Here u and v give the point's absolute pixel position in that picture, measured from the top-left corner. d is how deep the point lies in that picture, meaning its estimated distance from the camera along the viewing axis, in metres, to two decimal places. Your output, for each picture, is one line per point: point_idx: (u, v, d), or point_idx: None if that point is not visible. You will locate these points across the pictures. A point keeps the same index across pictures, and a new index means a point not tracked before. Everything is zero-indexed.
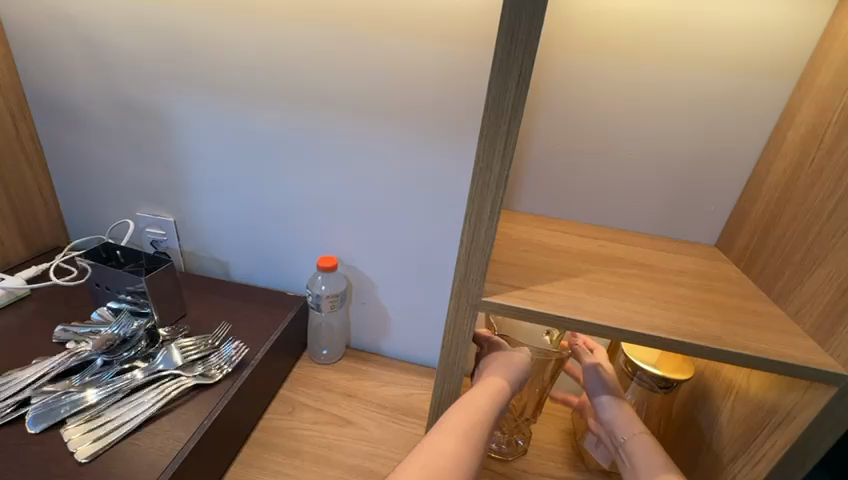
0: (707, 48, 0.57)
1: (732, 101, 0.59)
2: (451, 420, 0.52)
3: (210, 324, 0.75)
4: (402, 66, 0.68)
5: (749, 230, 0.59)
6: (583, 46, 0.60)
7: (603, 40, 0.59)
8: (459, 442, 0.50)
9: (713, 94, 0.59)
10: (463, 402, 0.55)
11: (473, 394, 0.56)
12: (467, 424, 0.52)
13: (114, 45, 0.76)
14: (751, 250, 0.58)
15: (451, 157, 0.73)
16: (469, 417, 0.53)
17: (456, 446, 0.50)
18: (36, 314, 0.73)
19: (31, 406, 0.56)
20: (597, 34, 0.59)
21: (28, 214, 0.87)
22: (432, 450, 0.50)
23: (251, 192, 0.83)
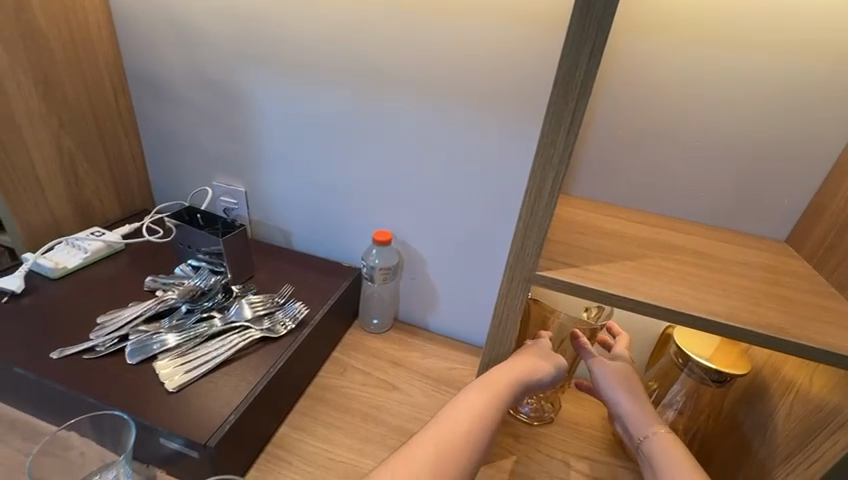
0: (794, 29, 0.54)
1: (817, 87, 0.56)
2: (470, 399, 0.54)
3: (275, 285, 0.82)
4: (465, 45, 0.70)
5: (826, 223, 0.56)
6: (657, 28, 0.58)
7: (679, 20, 0.57)
8: (475, 427, 0.52)
9: (795, 80, 0.56)
10: (485, 382, 0.56)
11: (496, 375, 0.56)
12: (485, 399, 0.54)
13: (202, 27, 0.83)
14: (827, 245, 0.55)
15: (509, 140, 0.74)
16: (487, 394, 0.54)
17: (472, 430, 0.52)
18: (129, 266, 0.83)
19: (128, 342, 0.65)
20: (674, 14, 0.57)
21: (123, 179, 0.98)
22: (450, 427, 0.52)
23: (314, 167, 0.89)
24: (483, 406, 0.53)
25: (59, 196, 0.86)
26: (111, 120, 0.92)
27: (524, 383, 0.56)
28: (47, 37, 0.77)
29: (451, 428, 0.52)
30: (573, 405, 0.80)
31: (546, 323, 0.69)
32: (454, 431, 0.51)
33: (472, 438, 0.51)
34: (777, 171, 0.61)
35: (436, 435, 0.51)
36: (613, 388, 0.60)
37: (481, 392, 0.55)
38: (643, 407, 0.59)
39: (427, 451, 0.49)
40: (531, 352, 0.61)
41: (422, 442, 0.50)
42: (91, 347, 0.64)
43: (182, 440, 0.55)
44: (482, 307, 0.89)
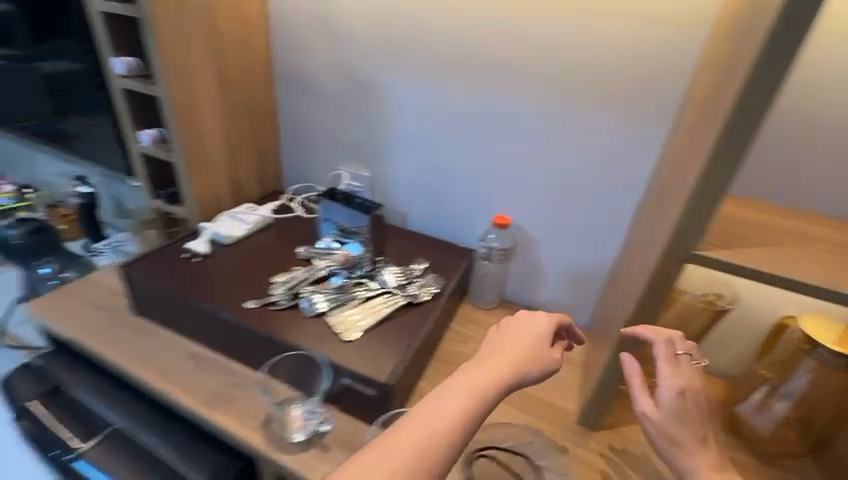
0: None
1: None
2: (460, 396, 0.46)
3: (406, 260, 0.93)
4: (603, 44, 0.75)
5: None
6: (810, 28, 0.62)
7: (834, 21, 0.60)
8: (467, 415, 0.45)
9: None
10: (483, 381, 0.48)
11: (487, 373, 0.50)
12: (466, 397, 0.46)
13: (351, 29, 0.94)
14: None
15: (637, 134, 0.79)
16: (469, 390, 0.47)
17: (462, 419, 0.45)
18: (280, 238, 0.96)
19: (302, 299, 0.77)
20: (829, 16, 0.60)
21: (264, 163, 1.12)
22: (438, 413, 0.45)
23: (438, 155, 0.98)
24: (471, 393, 0.47)
25: (221, 176, 1.01)
26: (260, 111, 1.06)
27: (513, 374, 0.52)
28: (226, 39, 0.91)
29: (434, 413, 0.44)
30: None
31: (677, 303, 0.74)
32: (429, 419, 0.44)
33: (459, 427, 0.44)
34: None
35: (415, 421, 0.44)
36: (657, 431, 0.54)
37: (470, 380, 0.49)
38: (687, 448, 0.53)
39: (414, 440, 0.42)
40: (514, 340, 0.56)
41: (411, 424, 0.44)
42: (274, 301, 0.77)
43: (362, 379, 0.66)
44: (589, 291, 0.95)
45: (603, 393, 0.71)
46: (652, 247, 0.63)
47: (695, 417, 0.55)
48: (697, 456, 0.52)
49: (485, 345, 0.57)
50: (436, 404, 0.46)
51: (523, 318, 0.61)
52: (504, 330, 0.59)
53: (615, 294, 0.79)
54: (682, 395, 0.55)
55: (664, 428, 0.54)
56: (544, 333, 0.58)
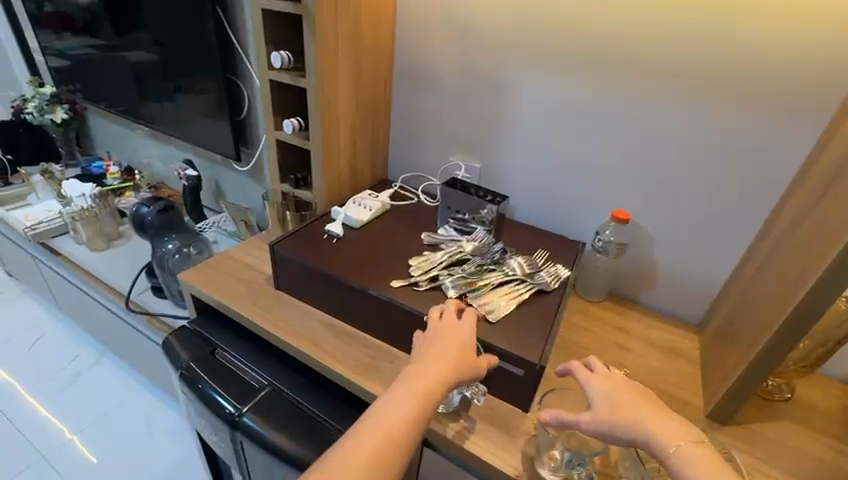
0: None
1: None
2: (385, 406, 0.55)
3: (525, 249, 0.96)
4: (757, 39, 0.74)
5: None
6: None
7: None
8: (410, 419, 0.54)
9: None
10: (401, 389, 0.57)
11: (412, 377, 0.59)
12: (381, 406, 0.55)
13: (479, 25, 0.97)
14: None
15: (783, 134, 0.77)
16: (404, 395, 0.56)
17: (412, 422, 0.54)
18: (402, 223, 1.01)
19: (440, 282, 0.82)
20: None
21: (377, 152, 1.18)
22: (385, 419, 0.53)
23: (555, 149, 1.00)
24: (419, 399, 0.56)
25: (344, 164, 1.07)
26: (379, 103, 1.12)
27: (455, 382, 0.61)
28: (362, 34, 0.96)
29: (396, 417, 0.54)
30: (806, 389, 0.85)
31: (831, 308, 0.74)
32: (389, 418, 0.53)
33: (411, 430, 0.54)
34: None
35: (390, 423, 0.53)
36: (592, 403, 0.58)
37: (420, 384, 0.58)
38: (640, 421, 0.54)
39: (373, 436, 0.51)
40: (442, 340, 0.65)
41: (370, 425, 0.53)
42: (415, 282, 0.82)
43: (514, 360, 0.70)
44: (706, 288, 0.95)
45: (743, 387, 0.72)
46: (814, 245, 0.64)
47: (639, 395, 0.57)
48: (656, 426, 0.53)
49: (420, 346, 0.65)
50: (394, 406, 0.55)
51: (449, 321, 0.69)
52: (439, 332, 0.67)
53: (749, 292, 0.79)
54: (612, 385, 0.59)
55: (596, 421, 0.56)
56: (463, 336, 0.66)
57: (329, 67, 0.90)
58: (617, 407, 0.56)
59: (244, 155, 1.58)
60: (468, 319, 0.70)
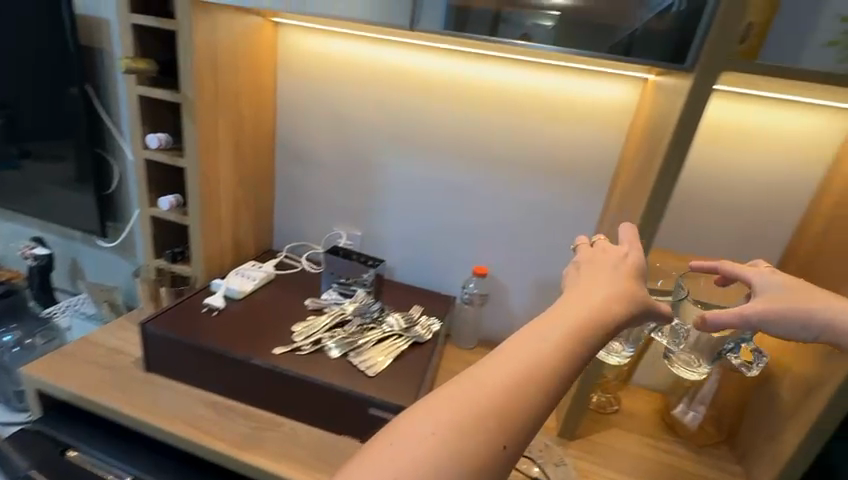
0: (768, 143, 0.89)
1: (791, 172, 0.90)
2: (525, 334, 0.48)
3: (403, 307, 1.07)
4: (553, 138, 1.02)
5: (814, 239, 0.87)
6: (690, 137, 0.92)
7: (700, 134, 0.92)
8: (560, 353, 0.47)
9: (780, 169, 0.90)
10: (555, 314, 0.51)
11: (566, 305, 0.52)
12: (534, 333, 0.48)
13: (353, 116, 1.14)
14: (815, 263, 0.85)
15: (580, 203, 1.05)
16: (560, 321, 0.49)
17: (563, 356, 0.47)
18: (286, 292, 1.05)
19: (323, 344, 0.88)
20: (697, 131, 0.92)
21: (260, 223, 1.21)
22: (532, 348, 0.47)
23: (425, 216, 1.16)
24: (575, 330, 0.49)
25: (226, 236, 1.09)
26: (262, 179, 1.18)
27: (603, 320, 0.51)
28: (243, 118, 1.05)
29: (527, 354, 0.46)
30: (629, 400, 1.06)
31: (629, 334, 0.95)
32: (515, 362, 0.45)
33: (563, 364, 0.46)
34: (775, 216, 0.92)
35: (519, 362, 0.45)
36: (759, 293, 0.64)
37: (562, 319, 0.50)
38: (820, 303, 0.63)
39: (497, 375, 0.44)
40: (599, 267, 0.58)
41: (492, 366, 0.45)
42: (297, 346, 0.86)
43: (390, 408, 0.77)
44: None
45: (577, 405, 0.89)
46: None
47: (779, 284, 0.65)
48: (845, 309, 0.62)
49: (574, 269, 0.60)
50: (524, 349, 0.47)
51: (598, 252, 0.62)
52: (593, 267, 0.58)
53: None
54: (774, 273, 0.66)
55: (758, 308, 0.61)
56: (624, 272, 0.58)
57: (209, 147, 0.96)
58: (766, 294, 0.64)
59: (111, 228, 1.47)
60: (627, 234, 0.64)
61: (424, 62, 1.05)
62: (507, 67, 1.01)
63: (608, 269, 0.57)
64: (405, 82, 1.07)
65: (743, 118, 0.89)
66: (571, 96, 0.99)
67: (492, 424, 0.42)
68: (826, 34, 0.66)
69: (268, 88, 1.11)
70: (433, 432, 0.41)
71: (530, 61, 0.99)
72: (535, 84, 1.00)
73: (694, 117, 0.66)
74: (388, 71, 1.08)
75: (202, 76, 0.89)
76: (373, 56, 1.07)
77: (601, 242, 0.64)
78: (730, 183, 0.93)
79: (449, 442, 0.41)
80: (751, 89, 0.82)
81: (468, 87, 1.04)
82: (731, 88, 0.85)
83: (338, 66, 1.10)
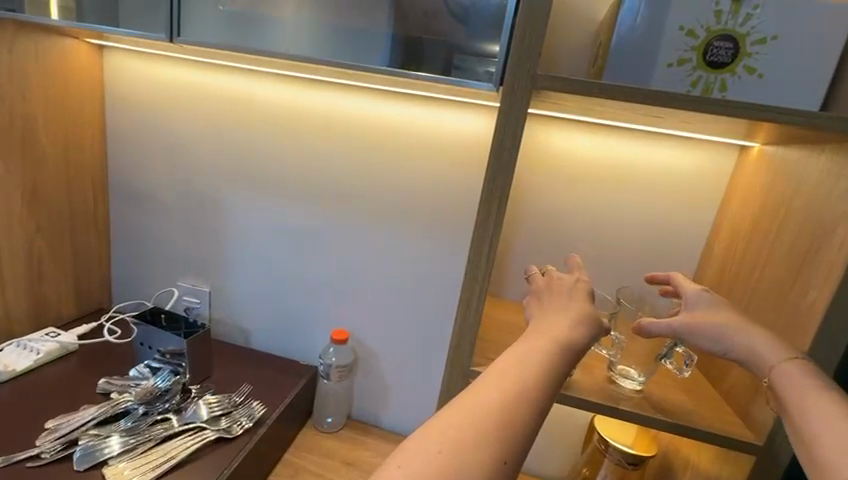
0: (656, 179, 0.74)
1: (679, 217, 0.74)
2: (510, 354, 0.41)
3: (232, 385, 0.85)
4: (412, 177, 0.84)
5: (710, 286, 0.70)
6: (566, 176, 0.76)
7: (576, 172, 0.76)
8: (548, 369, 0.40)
9: (666, 213, 0.75)
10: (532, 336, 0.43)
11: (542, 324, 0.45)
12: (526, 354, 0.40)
13: (186, 148, 0.93)
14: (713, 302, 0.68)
15: (452, 255, 0.86)
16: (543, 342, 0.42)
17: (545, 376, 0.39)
18: (79, 368, 0.83)
19: (77, 447, 0.66)
20: (573, 169, 0.76)
21: (84, 277, 1.00)
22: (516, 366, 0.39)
23: (277, 268, 0.95)
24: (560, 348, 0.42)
25: (18, 297, 0.88)
26: (83, 224, 0.97)
27: (580, 339, 0.44)
28: (41, 152, 0.86)
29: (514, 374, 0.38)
30: None
31: None
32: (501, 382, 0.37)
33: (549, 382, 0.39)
34: (666, 268, 0.77)
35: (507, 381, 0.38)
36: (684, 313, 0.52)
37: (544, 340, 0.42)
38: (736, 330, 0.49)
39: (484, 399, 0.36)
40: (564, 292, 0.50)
41: (484, 382, 0.38)
42: (36, 453, 0.64)
43: None
44: (432, 402, 0.94)
45: None
46: None
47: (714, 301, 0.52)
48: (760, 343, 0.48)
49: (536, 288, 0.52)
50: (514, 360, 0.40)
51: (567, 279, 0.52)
52: (552, 297, 0.49)
53: None
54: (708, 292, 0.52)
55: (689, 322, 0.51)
56: (585, 300, 0.49)
57: None
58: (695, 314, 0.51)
59: None
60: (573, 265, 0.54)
61: (259, 86, 0.86)
62: (353, 94, 0.83)
63: (574, 289, 0.50)
64: (240, 114, 0.88)
65: (619, 154, 0.74)
66: (429, 127, 0.81)
67: (500, 435, 0.35)
68: (663, 55, 0.55)
69: (88, 116, 0.93)
70: (439, 452, 0.33)
71: (378, 90, 0.81)
72: (388, 116, 0.82)
73: (507, 151, 0.51)
74: (221, 94, 0.88)
75: None
76: (202, 77, 0.88)
77: (552, 272, 0.53)
78: (613, 231, 0.77)
79: (458, 465, 0.33)
80: (617, 120, 0.69)
81: (312, 119, 0.86)
82: (597, 120, 0.71)
83: (163, 95, 0.91)
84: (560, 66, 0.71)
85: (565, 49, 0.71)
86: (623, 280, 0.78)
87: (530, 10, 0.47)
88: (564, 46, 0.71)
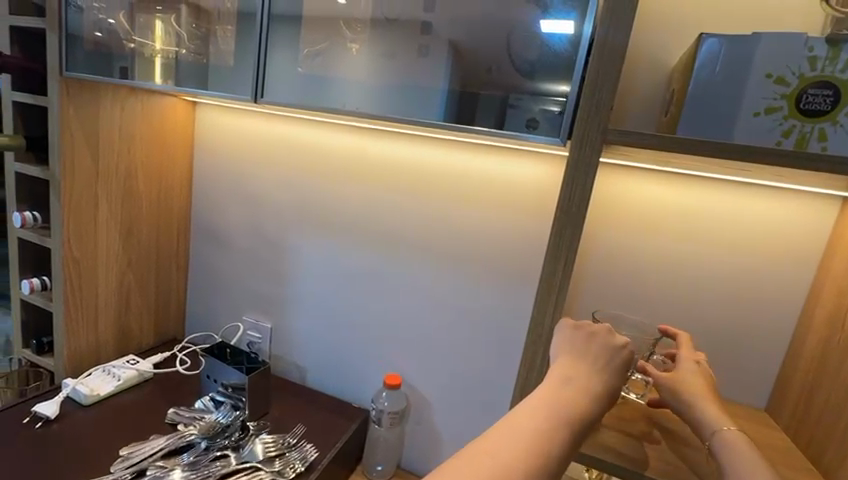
0: (740, 232, 0.67)
1: (770, 274, 0.67)
2: (530, 402, 0.44)
3: (287, 425, 0.86)
4: (470, 223, 0.84)
5: (813, 350, 0.61)
6: (634, 226, 0.72)
7: (647, 222, 0.71)
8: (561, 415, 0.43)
9: (755, 270, 0.67)
10: (550, 387, 0.46)
11: (556, 379, 0.47)
12: (544, 404, 0.44)
13: (259, 193, 1.01)
14: (817, 364, 0.59)
15: (513, 305, 0.83)
16: (558, 399, 0.44)
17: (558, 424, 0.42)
18: (152, 396, 0.88)
19: (145, 477, 0.69)
20: (645, 219, 0.71)
21: (164, 308, 1.08)
22: (534, 411, 0.43)
23: (335, 309, 0.97)
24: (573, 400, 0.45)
25: (107, 324, 0.97)
26: (167, 260, 1.06)
27: (597, 398, 0.47)
28: (138, 197, 0.97)
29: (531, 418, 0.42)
30: None
31: None
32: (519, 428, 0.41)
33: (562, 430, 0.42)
34: (755, 330, 0.68)
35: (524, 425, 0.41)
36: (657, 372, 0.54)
37: (558, 390, 0.45)
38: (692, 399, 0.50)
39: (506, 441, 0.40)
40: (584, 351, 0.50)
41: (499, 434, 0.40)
42: None
43: None
44: None
45: None
46: None
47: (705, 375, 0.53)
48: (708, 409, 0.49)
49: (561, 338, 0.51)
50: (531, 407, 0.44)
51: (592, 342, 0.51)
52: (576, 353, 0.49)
53: None
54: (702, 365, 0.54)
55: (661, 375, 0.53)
56: (600, 364, 0.49)
57: (81, 227, 0.87)
58: (685, 376, 0.52)
59: None
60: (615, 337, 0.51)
61: (328, 136, 0.92)
62: (417, 143, 0.86)
63: (607, 353, 0.50)
64: (310, 161, 0.94)
65: (696, 205, 0.69)
66: (490, 174, 0.81)
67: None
68: (747, 104, 0.51)
69: (180, 162, 1.04)
70: None
71: (440, 138, 0.83)
72: (450, 164, 0.84)
73: (576, 205, 0.50)
74: (294, 143, 0.95)
75: (70, 154, 0.83)
76: (280, 129, 0.96)
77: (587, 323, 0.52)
78: (691, 287, 0.70)
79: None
80: (695, 171, 0.64)
81: (377, 167, 0.89)
82: (672, 169, 0.67)
83: (245, 144, 1.00)
84: (630, 117, 0.69)
85: (634, 97, 0.69)
86: (704, 341, 0.70)
87: (601, 65, 0.47)
88: (633, 95, 0.69)
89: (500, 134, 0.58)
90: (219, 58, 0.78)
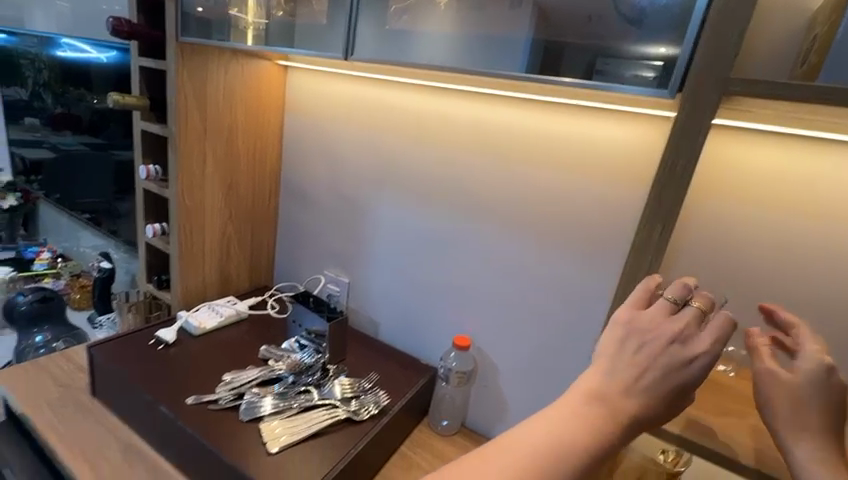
0: None
1: None
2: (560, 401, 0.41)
3: (362, 372, 0.92)
4: (551, 187, 0.81)
5: None
6: (743, 196, 0.64)
7: (761, 191, 0.63)
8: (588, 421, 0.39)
9: None
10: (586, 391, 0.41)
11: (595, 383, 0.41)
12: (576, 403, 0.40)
13: (343, 153, 1.05)
14: None
15: (592, 275, 0.79)
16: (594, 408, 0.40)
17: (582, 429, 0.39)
18: (248, 334, 0.99)
19: (243, 400, 0.79)
20: (757, 187, 0.63)
21: (257, 259, 1.20)
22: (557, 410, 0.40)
23: (408, 269, 1.01)
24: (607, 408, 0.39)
25: (212, 268, 1.09)
26: (261, 215, 1.17)
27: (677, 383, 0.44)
28: (239, 156, 1.06)
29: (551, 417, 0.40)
30: None
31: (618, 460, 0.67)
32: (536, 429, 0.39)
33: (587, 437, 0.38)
34: None
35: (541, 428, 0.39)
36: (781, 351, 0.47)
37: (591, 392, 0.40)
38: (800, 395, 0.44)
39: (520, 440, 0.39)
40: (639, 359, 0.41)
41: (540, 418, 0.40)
42: (215, 399, 0.79)
43: None
44: None
45: None
46: None
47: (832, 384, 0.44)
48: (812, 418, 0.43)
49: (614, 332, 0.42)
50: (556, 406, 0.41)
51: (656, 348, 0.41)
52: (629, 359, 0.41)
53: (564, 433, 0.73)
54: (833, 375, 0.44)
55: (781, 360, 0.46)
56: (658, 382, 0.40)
57: (192, 180, 0.98)
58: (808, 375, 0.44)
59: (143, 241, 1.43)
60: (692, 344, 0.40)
61: (411, 97, 0.93)
62: (500, 104, 0.84)
63: (674, 364, 0.40)
64: (391, 123, 0.97)
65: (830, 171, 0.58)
66: (576, 135, 0.77)
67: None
68: None
69: (273, 124, 1.11)
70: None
71: (524, 97, 0.80)
72: (535, 125, 0.81)
73: (681, 168, 0.46)
74: (377, 105, 0.98)
75: (184, 114, 0.93)
76: (364, 90, 0.99)
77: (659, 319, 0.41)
78: (814, 267, 0.61)
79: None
80: (830, 131, 0.55)
81: (457, 129, 0.89)
82: (802, 129, 0.58)
83: (331, 106, 1.04)
84: (751, 70, 0.60)
85: (760, 45, 0.60)
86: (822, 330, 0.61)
87: (725, 7, 0.41)
88: (758, 44, 0.60)
89: (583, 84, 0.53)
90: (313, 18, 0.81)
